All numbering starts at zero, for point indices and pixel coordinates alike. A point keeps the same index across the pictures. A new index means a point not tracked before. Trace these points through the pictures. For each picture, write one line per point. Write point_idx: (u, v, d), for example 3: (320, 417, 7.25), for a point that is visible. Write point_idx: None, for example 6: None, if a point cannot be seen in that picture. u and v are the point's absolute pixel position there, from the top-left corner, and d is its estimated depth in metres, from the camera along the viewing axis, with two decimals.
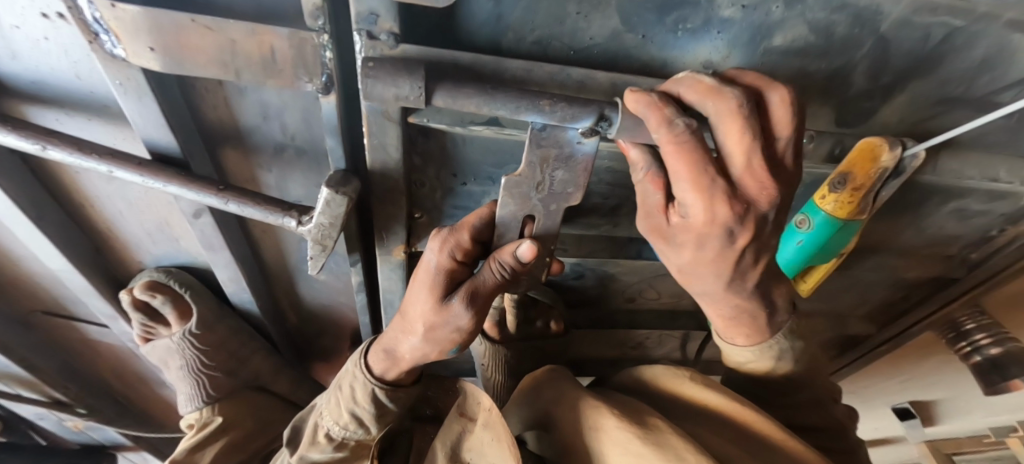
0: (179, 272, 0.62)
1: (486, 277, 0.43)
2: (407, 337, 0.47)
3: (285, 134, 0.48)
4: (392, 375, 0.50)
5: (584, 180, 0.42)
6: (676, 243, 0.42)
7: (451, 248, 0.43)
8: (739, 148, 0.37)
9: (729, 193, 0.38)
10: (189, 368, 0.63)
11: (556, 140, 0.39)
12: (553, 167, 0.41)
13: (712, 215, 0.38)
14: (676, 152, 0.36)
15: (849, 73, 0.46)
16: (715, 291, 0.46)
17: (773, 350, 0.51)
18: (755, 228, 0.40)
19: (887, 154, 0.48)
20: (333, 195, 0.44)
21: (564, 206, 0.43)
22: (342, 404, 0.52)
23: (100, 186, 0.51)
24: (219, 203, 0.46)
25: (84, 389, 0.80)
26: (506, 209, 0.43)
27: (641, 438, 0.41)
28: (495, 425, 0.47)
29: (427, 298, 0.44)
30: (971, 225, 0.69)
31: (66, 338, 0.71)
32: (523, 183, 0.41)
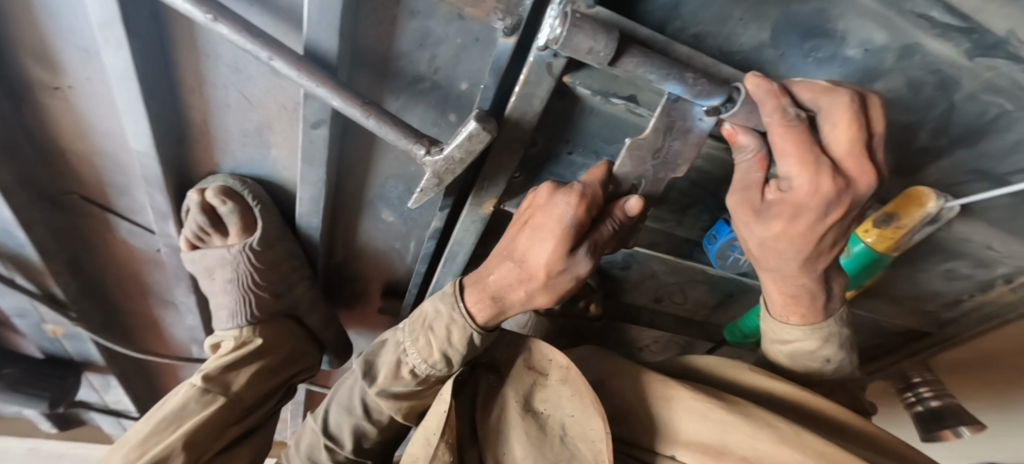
0: (254, 184, 0.60)
1: (607, 231, 0.46)
2: (523, 284, 0.47)
3: (430, 66, 0.49)
4: (491, 323, 0.50)
5: (692, 154, 0.49)
6: (768, 217, 0.46)
7: (586, 200, 0.43)
8: (846, 136, 0.42)
9: (834, 168, 0.42)
10: (239, 283, 0.61)
11: (683, 112, 0.45)
12: (673, 137, 0.47)
13: (816, 186, 0.42)
14: (786, 134, 0.42)
15: (916, 129, 0.55)
16: (787, 268, 0.49)
17: (823, 330, 0.53)
18: (847, 208, 0.44)
19: (932, 202, 0.56)
20: (480, 130, 0.46)
21: (671, 175, 0.50)
22: (432, 344, 0.51)
23: (221, 75, 0.49)
24: (360, 116, 0.46)
25: (82, 292, 0.74)
26: (624, 168, 0.48)
27: (731, 412, 0.44)
28: (574, 381, 0.47)
29: (555, 249, 0.44)
30: (953, 287, 0.81)
31: (90, 230, 0.67)
32: (644, 146, 0.47)
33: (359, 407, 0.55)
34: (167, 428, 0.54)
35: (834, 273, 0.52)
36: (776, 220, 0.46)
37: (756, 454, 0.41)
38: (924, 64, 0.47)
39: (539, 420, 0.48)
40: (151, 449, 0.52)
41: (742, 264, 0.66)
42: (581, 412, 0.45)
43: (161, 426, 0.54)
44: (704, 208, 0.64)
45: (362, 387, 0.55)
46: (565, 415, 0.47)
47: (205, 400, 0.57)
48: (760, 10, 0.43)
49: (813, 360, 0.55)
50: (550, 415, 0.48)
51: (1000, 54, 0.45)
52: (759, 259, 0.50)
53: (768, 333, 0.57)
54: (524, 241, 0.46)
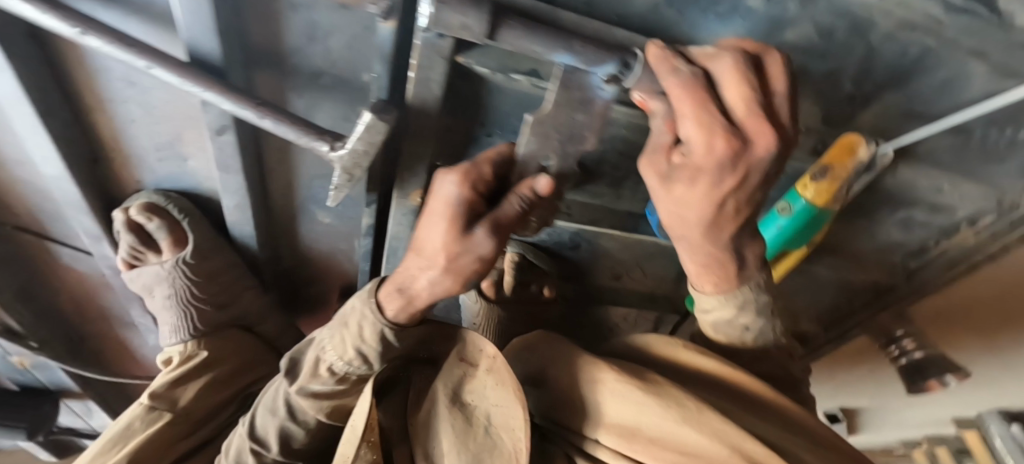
0: (178, 197, 0.60)
1: (510, 207, 0.45)
2: (424, 271, 0.47)
3: (325, 61, 0.48)
4: (402, 317, 0.50)
5: (599, 125, 0.46)
6: (671, 183, 0.44)
7: (473, 181, 0.45)
8: (737, 95, 0.39)
9: (729, 129, 0.38)
10: (177, 298, 0.62)
11: (580, 82, 0.43)
12: (574, 110, 0.45)
13: (710, 147, 0.39)
14: (683, 93, 0.39)
15: (840, 76, 0.53)
16: (694, 236, 0.47)
17: (738, 298, 0.52)
18: (746, 172, 0.41)
19: (863, 149, 0.56)
20: (374, 120, 0.45)
21: (579, 147, 0.48)
22: (347, 341, 0.51)
23: (117, 89, 0.49)
24: (254, 116, 0.46)
25: (39, 320, 0.75)
26: (528, 147, 0.48)
27: (644, 390, 0.44)
28: (500, 371, 0.48)
29: (447, 230, 0.45)
30: (914, 236, 0.79)
31: (34, 259, 0.67)
32: (546, 122, 0.46)
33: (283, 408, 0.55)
34: (111, 450, 0.56)
35: (748, 241, 0.49)
36: (679, 184, 0.43)
37: (667, 435, 0.42)
38: (830, 8, 0.45)
39: (465, 412, 0.48)
40: None
41: None
42: (503, 401, 0.46)
43: (107, 446, 0.56)
44: (639, 180, 0.62)
45: (285, 389, 0.55)
46: (491, 405, 0.48)
47: (150, 418, 0.59)
48: None
49: (733, 328, 0.54)
50: (477, 406, 0.49)
51: None
52: (672, 226, 0.48)
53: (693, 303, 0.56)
54: (422, 223, 0.47)
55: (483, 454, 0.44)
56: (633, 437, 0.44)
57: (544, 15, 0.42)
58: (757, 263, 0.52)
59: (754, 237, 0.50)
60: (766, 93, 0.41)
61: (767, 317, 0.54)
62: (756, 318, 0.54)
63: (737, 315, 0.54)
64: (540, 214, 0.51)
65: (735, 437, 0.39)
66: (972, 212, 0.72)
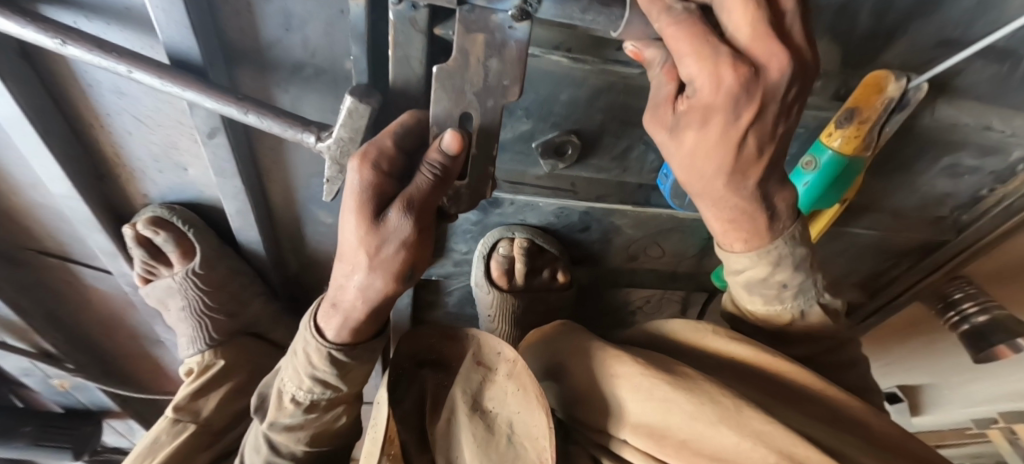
0: (181, 208, 0.60)
1: (421, 179, 0.39)
2: (350, 273, 0.44)
3: (305, 51, 0.48)
4: (345, 335, 0.47)
5: (520, 72, 0.41)
6: (680, 133, 0.40)
7: (373, 162, 0.39)
8: (744, 18, 0.35)
9: (734, 56, 0.35)
10: (191, 310, 0.63)
11: (484, 23, 0.39)
12: (485, 54, 0.40)
13: (718, 80, 0.35)
14: (676, 32, 0.35)
15: (857, 8, 0.48)
16: (715, 188, 0.44)
17: (772, 253, 0.48)
18: (762, 103, 0.37)
19: (892, 84, 0.50)
20: (357, 104, 0.43)
21: (502, 101, 0.42)
22: (299, 369, 0.49)
23: (110, 101, 0.49)
24: (237, 113, 0.45)
25: (71, 342, 0.78)
26: (438, 108, 0.41)
27: (671, 385, 0.40)
28: (520, 376, 0.44)
29: (358, 222, 0.40)
30: (963, 184, 0.72)
31: (58, 283, 0.69)
32: (455, 75, 0.40)
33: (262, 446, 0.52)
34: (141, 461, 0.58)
35: (776, 187, 0.45)
36: (690, 131, 0.40)
37: (697, 434, 0.37)
38: None
39: (486, 420, 0.46)
40: None
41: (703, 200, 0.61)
42: (525, 409, 0.43)
43: (142, 454, 0.59)
44: (645, 147, 0.59)
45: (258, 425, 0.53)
46: (512, 412, 0.44)
47: (175, 431, 0.62)
48: None
49: (768, 287, 0.50)
50: (498, 413, 0.45)
51: None
52: (689, 182, 0.45)
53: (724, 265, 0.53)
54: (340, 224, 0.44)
55: (508, 463, 0.41)
56: (658, 438, 0.39)
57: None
58: (790, 213, 0.48)
59: (782, 183, 0.46)
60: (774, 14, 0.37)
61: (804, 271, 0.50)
62: (792, 274, 0.49)
63: (772, 272, 0.49)
64: (470, 181, 0.45)
65: (778, 438, 0.33)
66: None
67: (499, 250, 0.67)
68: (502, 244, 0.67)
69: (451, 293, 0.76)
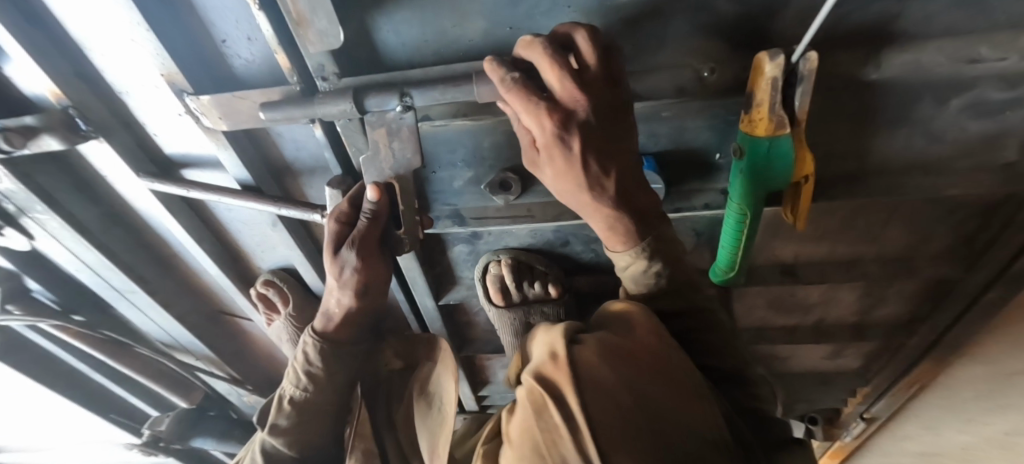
0: (281, 272, 0.88)
1: (359, 224, 0.56)
2: (331, 293, 0.60)
3: (311, 159, 0.70)
4: (329, 329, 0.63)
5: (415, 145, 0.56)
6: (544, 165, 0.49)
7: (336, 216, 0.56)
8: (553, 77, 0.44)
9: (546, 104, 0.44)
10: (293, 342, 0.90)
11: (383, 121, 0.56)
12: (389, 139, 0.56)
13: (536, 122, 0.45)
14: (506, 91, 0.45)
15: (715, 3, 0.50)
16: (587, 208, 0.50)
17: (645, 249, 0.51)
18: (585, 135, 0.45)
19: (769, 66, 0.49)
20: (334, 191, 0.64)
21: (410, 168, 0.57)
22: (296, 369, 0.64)
23: (225, 214, 0.79)
24: (276, 209, 0.70)
25: (250, 371, 1.14)
26: (370, 176, 0.57)
27: (537, 328, 0.49)
28: (446, 361, 0.61)
29: (329, 253, 0.58)
30: (1010, 120, 0.59)
31: (234, 330, 1.05)
32: (372, 158, 0.57)
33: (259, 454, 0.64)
34: None
35: (643, 195, 0.51)
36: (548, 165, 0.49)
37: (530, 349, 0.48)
38: None
39: (428, 400, 0.62)
40: None
41: None
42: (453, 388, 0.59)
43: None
44: None
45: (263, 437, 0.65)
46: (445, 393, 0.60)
47: None
48: (460, 12, 0.52)
49: (653, 282, 0.53)
50: (437, 394, 0.61)
51: None
52: (571, 205, 0.52)
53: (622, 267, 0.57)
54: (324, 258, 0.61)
55: (438, 429, 0.57)
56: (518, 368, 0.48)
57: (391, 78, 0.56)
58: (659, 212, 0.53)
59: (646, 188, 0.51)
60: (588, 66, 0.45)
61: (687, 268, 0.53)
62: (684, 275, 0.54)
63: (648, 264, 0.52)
64: (405, 227, 0.60)
65: (552, 340, 0.42)
66: None
67: (490, 270, 0.78)
68: (492, 265, 0.79)
69: (478, 313, 0.91)
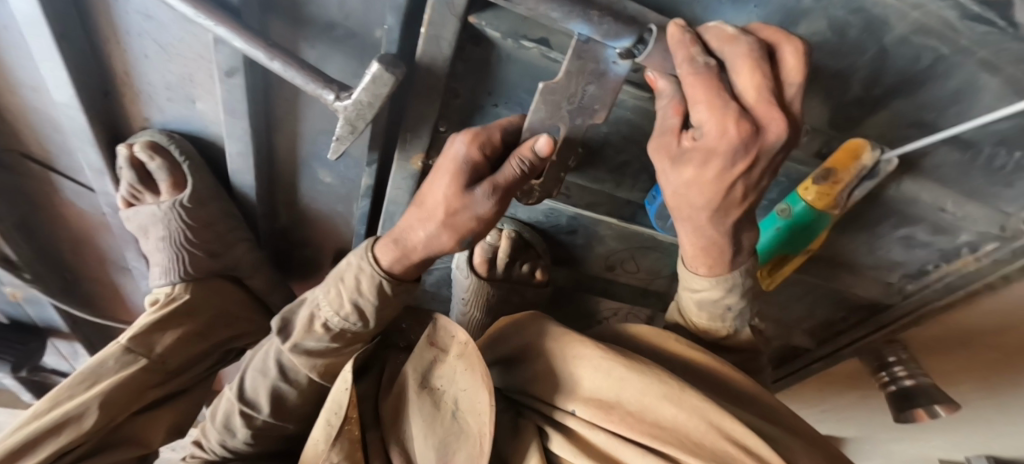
0: (181, 139, 0.60)
1: (509, 169, 0.45)
2: (423, 225, 0.48)
3: (339, 13, 0.49)
4: (397, 268, 0.51)
5: (611, 100, 0.47)
6: (680, 163, 0.45)
7: (481, 142, 0.45)
8: (749, 82, 0.41)
9: (740, 112, 0.40)
10: (172, 241, 0.63)
11: (595, 54, 0.44)
12: (587, 80, 0.46)
13: (722, 130, 0.40)
14: (694, 81, 0.41)
15: (851, 76, 0.53)
16: (698, 219, 0.48)
17: (729, 282, 0.53)
18: (757, 157, 0.42)
19: (867, 154, 0.55)
20: (382, 72, 0.45)
21: (588, 121, 0.48)
22: (343, 293, 0.52)
23: (132, 22, 0.50)
24: (263, 58, 0.46)
25: (37, 252, 0.76)
26: (536, 117, 0.47)
27: (627, 368, 0.45)
28: (468, 356, 0.49)
29: (451, 183, 0.45)
30: (914, 256, 0.77)
31: (36, 189, 0.68)
32: (558, 92, 0.46)
33: (274, 368, 0.54)
34: (80, 386, 0.55)
35: (746, 227, 0.50)
36: (689, 165, 0.45)
37: (644, 407, 0.43)
38: (845, 2, 0.46)
39: (434, 396, 0.51)
40: (64, 402, 0.54)
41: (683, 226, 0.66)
42: (471, 386, 0.47)
43: (76, 381, 0.56)
44: (641, 167, 0.62)
45: (278, 347, 0.54)
46: (459, 389, 0.49)
47: (125, 360, 0.59)
48: None
49: (719, 310, 0.55)
50: (445, 390, 0.50)
51: None
52: (675, 209, 0.49)
53: (681, 282, 0.57)
54: (428, 181, 0.48)
55: (451, 436, 0.46)
56: (608, 410, 0.44)
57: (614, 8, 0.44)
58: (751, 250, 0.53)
59: (750, 222, 0.51)
60: (777, 84, 0.42)
61: (747, 299, 0.55)
62: (739, 299, 0.55)
63: (724, 296, 0.54)
64: (542, 181, 0.54)
65: (713, 413, 0.41)
66: (974, 239, 0.72)
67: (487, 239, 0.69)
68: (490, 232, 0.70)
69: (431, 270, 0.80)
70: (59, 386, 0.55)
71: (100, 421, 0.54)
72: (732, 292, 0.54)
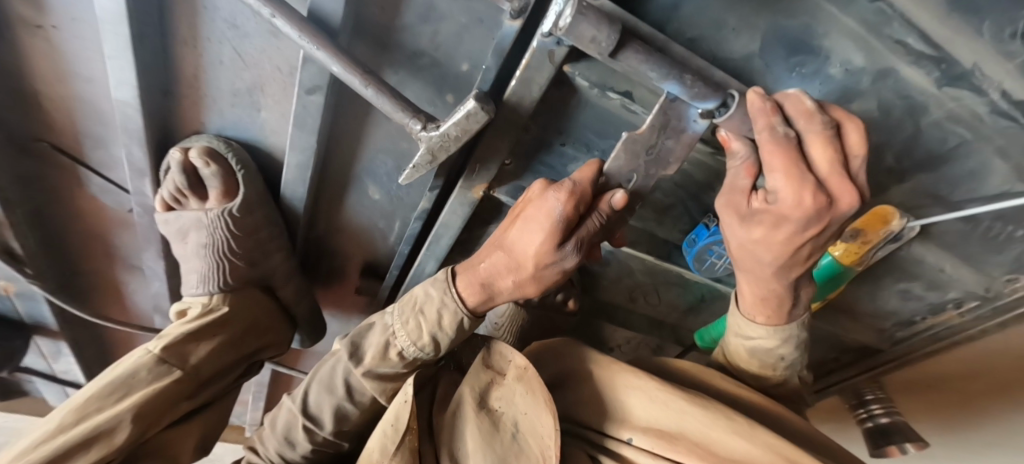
0: (238, 147, 0.59)
1: (592, 226, 0.48)
2: (512, 275, 0.50)
3: (431, 44, 0.50)
4: (480, 308, 0.51)
5: (684, 153, 0.49)
6: (751, 222, 0.48)
7: (576, 198, 0.45)
8: (824, 156, 0.44)
9: (816, 185, 0.43)
10: (214, 249, 0.60)
11: (678, 113, 0.47)
12: (667, 135, 0.48)
13: (798, 200, 0.44)
14: (774, 150, 0.43)
15: (885, 150, 0.59)
16: (762, 273, 0.52)
17: (786, 332, 0.57)
18: (827, 224, 0.46)
19: (895, 220, 0.60)
20: (477, 109, 0.47)
21: (663, 171, 0.50)
22: (422, 327, 0.50)
23: (215, 29, 0.49)
24: (358, 83, 0.46)
25: (43, 246, 0.71)
26: (616, 164, 0.49)
27: (688, 400, 0.48)
28: (530, 380, 0.50)
29: (545, 240, 0.46)
30: (905, 308, 0.85)
31: (58, 181, 0.64)
32: (640, 141, 0.48)
33: (341, 388, 0.52)
34: (110, 396, 0.51)
35: (804, 281, 0.54)
36: (759, 225, 0.48)
37: (713, 440, 0.45)
38: (896, 88, 0.51)
39: (492, 416, 0.51)
40: (94, 414, 0.50)
41: (718, 268, 0.69)
42: (533, 409, 0.48)
43: (106, 392, 0.52)
44: (686, 211, 0.66)
45: (347, 367, 0.52)
46: (519, 412, 0.50)
47: (159, 371, 0.55)
48: (751, 21, 0.46)
49: (772, 358, 0.58)
50: (504, 412, 0.51)
51: (965, 84, 0.49)
52: (739, 260, 0.53)
53: (734, 327, 0.60)
54: (514, 231, 0.49)
55: (512, 456, 0.47)
56: (674, 439, 0.46)
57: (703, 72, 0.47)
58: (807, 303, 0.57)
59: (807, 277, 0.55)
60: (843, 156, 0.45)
61: (801, 351, 0.59)
62: (792, 350, 0.58)
63: (777, 346, 0.58)
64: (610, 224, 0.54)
65: (784, 448, 0.43)
66: (960, 297, 0.80)
67: None
68: None
69: None
70: (86, 396, 0.51)
71: (132, 436, 0.50)
72: (786, 344, 0.57)
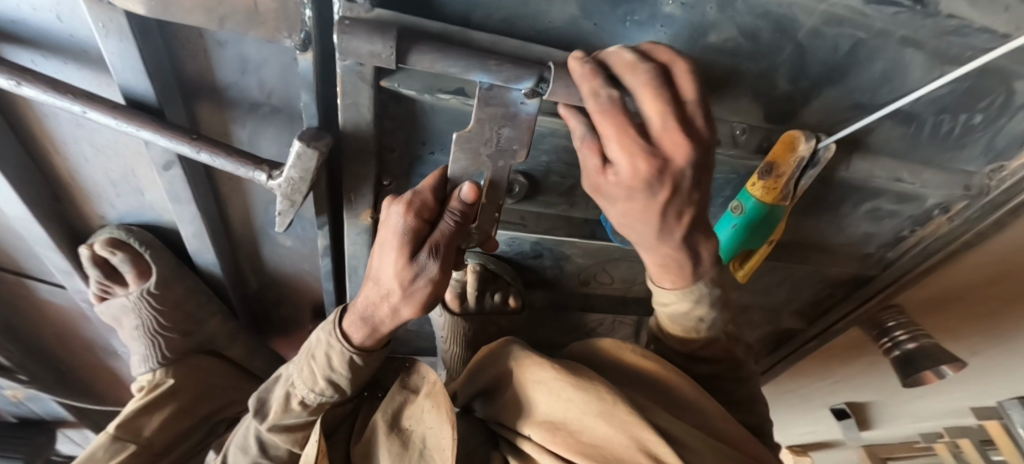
0: (141, 230, 0.62)
1: (445, 226, 0.46)
2: (385, 300, 0.50)
3: (261, 92, 0.50)
4: (368, 343, 0.53)
5: (528, 138, 0.47)
6: (611, 198, 0.45)
7: (418, 211, 0.46)
8: (654, 111, 0.40)
9: (650, 148, 0.40)
10: (144, 328, 0.64)
11: (502, 99, 0.44)
12: (500, 124, 0.46)
13: (635, 169, 0.41)
14: (603, 119, 0.40)
15: (774, 73, 0.53)
16: (647, 240, 0.49)
17: (696, 293, 0.53)
18: (674, 184, 0.43)
19: (804, 144, 0.55)
20: (304, 148, 0.46)
21: (511, 161, 0.48)
22: (316, 371, 0.53)
23: (67, 132, 0.51)
24: (191, 151, 0.48)
25: (27, 354, 0.78)
26: (459, 165, 0.47)
27: (576, 387, 0.46)
28: (437, 395, 0.52)
29: (397, 257, 0.47)
30: (884, 226, 0.77)
31: (12, 294, 0.70)
32: (472, 139, 0.46)
33: (253, 446, 0.55)
34: None
35: (701, 239, 0.50)
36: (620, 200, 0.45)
37: (582, 425, 0.45)
38: (749, 8, 0.46)
39: (402, 437, 0.51)
40: None
41: None
42: (437, 421, 0.49)
43: None
44: None
45: (255, 426, 0.56)
46: (426, 427, 0.50)
47: (114, 449, 0.65)
48: None
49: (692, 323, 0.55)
50: (413, 429, 0.51)
51: None
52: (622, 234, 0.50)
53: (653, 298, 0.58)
54: (376, 258, 0.50)
55: None
56: (555, 431, 0.46)
57: (519, 51, 0.44)
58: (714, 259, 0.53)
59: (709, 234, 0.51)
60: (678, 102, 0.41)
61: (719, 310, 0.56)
62: (710, 310, 0.55)
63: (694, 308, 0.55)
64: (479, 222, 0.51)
65: (635, 427, 0.42)
66: (942, 201, 0.72)
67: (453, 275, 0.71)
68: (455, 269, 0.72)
69: None
70: None
71: None
72: (699, 304, 0.54)
